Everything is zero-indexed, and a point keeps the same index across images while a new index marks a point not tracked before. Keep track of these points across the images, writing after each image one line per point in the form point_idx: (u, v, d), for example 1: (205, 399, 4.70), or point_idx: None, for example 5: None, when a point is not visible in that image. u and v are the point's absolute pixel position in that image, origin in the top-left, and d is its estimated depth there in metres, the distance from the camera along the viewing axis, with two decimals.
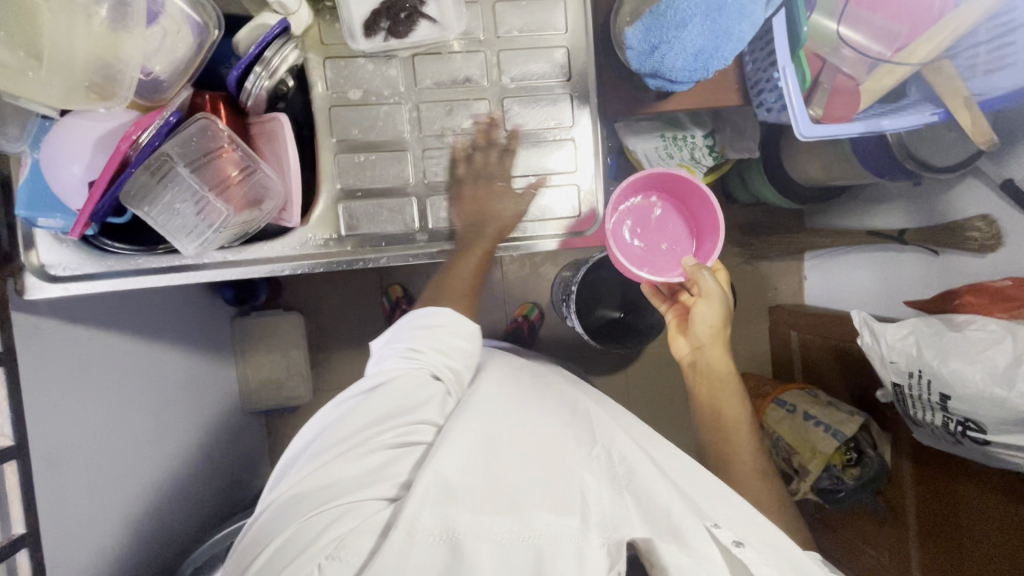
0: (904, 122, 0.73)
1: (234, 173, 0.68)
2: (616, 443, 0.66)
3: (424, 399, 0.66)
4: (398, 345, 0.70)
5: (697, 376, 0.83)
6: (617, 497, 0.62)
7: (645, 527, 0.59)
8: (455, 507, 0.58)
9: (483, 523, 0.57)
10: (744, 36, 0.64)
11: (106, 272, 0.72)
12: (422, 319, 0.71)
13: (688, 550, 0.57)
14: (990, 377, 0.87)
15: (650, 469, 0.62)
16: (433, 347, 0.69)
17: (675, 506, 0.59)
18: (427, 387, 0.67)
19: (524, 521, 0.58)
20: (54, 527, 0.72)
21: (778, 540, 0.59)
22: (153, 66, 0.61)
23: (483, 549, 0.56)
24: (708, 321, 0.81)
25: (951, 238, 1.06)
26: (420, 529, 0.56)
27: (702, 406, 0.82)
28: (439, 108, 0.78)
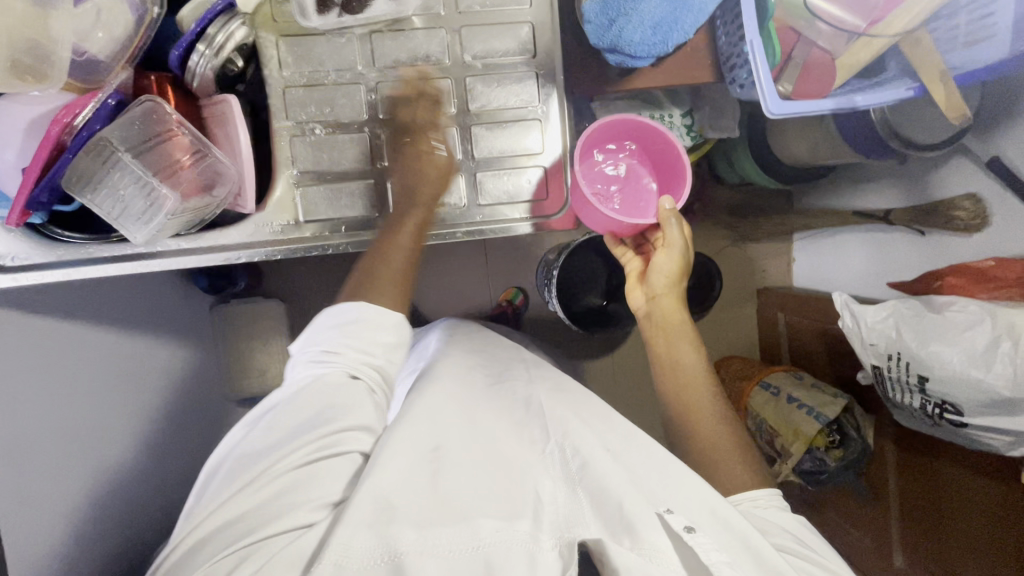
0: (877, 98, 0.70)
1: (184, 158, 0.66)
2: (571, 437, 0.69)
3: (343, 401, 0.63)
4: (313, 345, 0.67)
5: (653, 325, 0.85)
6: (572, 496, 0.64)
7: (599, 526, 0.60)
8: (391, 523, 0.57)
9: (427, 541, 0.56)
10: (705, 8, 0.61)
11: (58, 261, 0.70)
12: (341, 317, 0.67)
13: (638, 546, 0.58)
14: (968, 360, 0.86)
15: (603, 460, 0.64)
16: (353, 344, 0.66)
17: (626, 495, 0.60)
18: (353, 393, 0.64)
19: (471, 533, 0.57)
20: None
21: (728, 517, 0.59)
22: (87, 45, 0.58)
23: (427, 568, 0.55)
24: (664, 271, 0.84)
25: (935, 219, 1.05)
26: (355, 555, 0.54)
27: (659, 357, 0.83)
28: (399, 88, 0.75)
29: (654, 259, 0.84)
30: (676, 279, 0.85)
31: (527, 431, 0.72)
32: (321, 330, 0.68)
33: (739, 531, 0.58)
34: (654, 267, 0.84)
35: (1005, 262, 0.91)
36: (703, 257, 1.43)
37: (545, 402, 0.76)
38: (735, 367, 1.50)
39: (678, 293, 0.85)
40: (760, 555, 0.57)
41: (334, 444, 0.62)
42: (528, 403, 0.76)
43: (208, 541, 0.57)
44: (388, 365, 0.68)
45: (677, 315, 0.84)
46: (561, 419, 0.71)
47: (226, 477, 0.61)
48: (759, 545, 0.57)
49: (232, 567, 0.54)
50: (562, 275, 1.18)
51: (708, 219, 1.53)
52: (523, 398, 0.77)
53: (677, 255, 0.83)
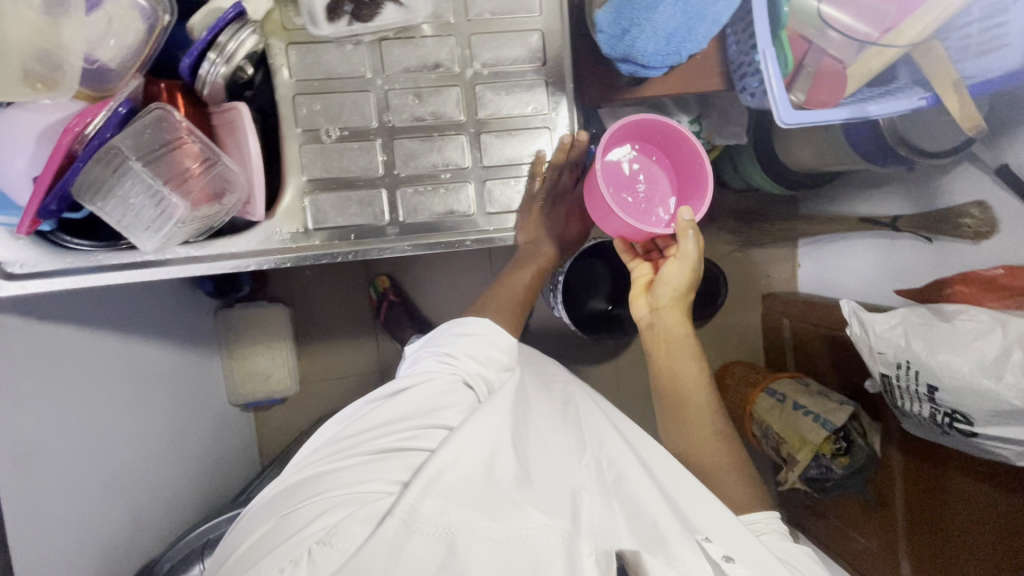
0: (891, 108, 0.69)
1: (194, 166, 0.66)
2: (612, 450, 0.71)
3: (441, 398, 0.71)
4: (433, 348, 0.76)
5: (654, 338, 0.79)
6: (608, 505, 0.65)
7: (634, 538, 0.61)
8: (451, 502, 0.60)
9: (479, 525, 0.59)
10: (719, 17, 0.61)
11: (68, 268, 0.70)
12: (463, 327, 0.77)
13: (674, 563, 0.59)
14: (979, 369, 0.85)
15: (638, 473, 0.67)
16: (467, 354, 0.74)
17: (662, 514, 0.62)
18: (457, 391, 0.71)
19: (522, 519, 0.60)
20: (24, 527, 0.72)
21: (763, 556, 0.59)
22: (98, 54, 0.58)
23: (478, 550, 0.57)
24: (673, 284, 0.78)
25: (945, 226, 1.04)
26: (420, 522, 0.58)
27: (660, 372, 0.79)
28: (409, 95, 0.75)
29: (664, 269, 0.78)
30: (683, 293, 0.79)
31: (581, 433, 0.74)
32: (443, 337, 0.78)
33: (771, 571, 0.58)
34: (663, 277, 0.77)
35: (1017, 271, 0.89)
36: (708, 263, 1.43)
37: (591, 405, 0.79)
38: (740, 373, 1.49)
39: (682, 306, 0.79)
40: None
41: (420, 436, 0.68)
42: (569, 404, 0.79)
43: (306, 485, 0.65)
44: (491, 380, 0.75)
45: (681, 330, 0.79)
46: (603, 432, 0.74)
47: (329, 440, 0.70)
48: None
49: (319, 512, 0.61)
50: (567, 281, 1.18)
51: (712, 224, 1.52)
52: (561, 396, 0.80)
53: (689, 268, 0.76)
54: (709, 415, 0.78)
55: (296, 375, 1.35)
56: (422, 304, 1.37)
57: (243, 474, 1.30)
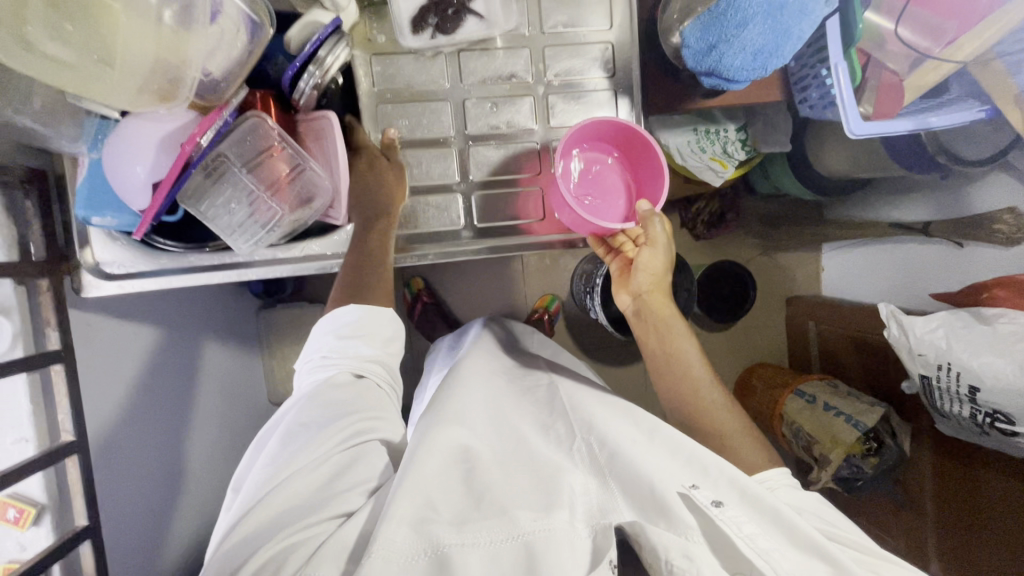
0: (952, 119, 0.73)
1: (286, 171, 0.69)
2: (595, 430, 0.70)
3: (355, 395, 0.65)
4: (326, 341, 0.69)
5: (645, 325, 0.83)
6: (603, 484, 0.65)
7: (632, 510, 0.61)
8: (433, 519, 0.58)
9: (466, 535, 0.58)
10: (803, 34, 0.64)
11: (160, 269, 0.73)
12: (341, 321, 0.70)
13: (677, 526, 0.59)
14: (1021, 371, 0.88)
15: (629, 447, 0.66)
16: (357, 347, 0.68)
17: (656, 474, 0.61)
18: (367, 390, 0.67)
19: (509, 526, 0.58)
20: (110, 518, 0.74)
21: (759, 498, 0.61)
22: (211, 66, 0.60)
23: (469, 561, 0.55)
24: (651, 269, 0.82)
25: (978, 231, 1.08)
26: (399, 548, 0.55)
27: (654, 353, 0.82)
28: (484, 105, 0.78)
29: (640, 257, 0.82)
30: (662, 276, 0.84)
31: (553, 430, 0.74)
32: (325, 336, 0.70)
33: (771, 509, 0.60)
34: (638, 264, 0.82)
35: None
36: (739, 267, 1.46)
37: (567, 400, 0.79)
38: (767, 373, 1.53)
39: (663, 288, 0.84)
40: (795, 529, 0.59)
41: (353, 436, 0.63)
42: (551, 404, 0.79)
43: (248, 541, 0.55)
44: (389, 361, 0.71)
45: (665, 309, 0.83)
46: (587, 415, 0.74)
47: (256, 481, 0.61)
48: (788, 516, 0.60)
49: (278, 563, 0.53)
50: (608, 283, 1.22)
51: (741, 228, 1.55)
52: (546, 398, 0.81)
53: (664, 252, 0.81)
54: (706, 385, 0.80)
55: None
56: (461, 306, 1.40)
57: None
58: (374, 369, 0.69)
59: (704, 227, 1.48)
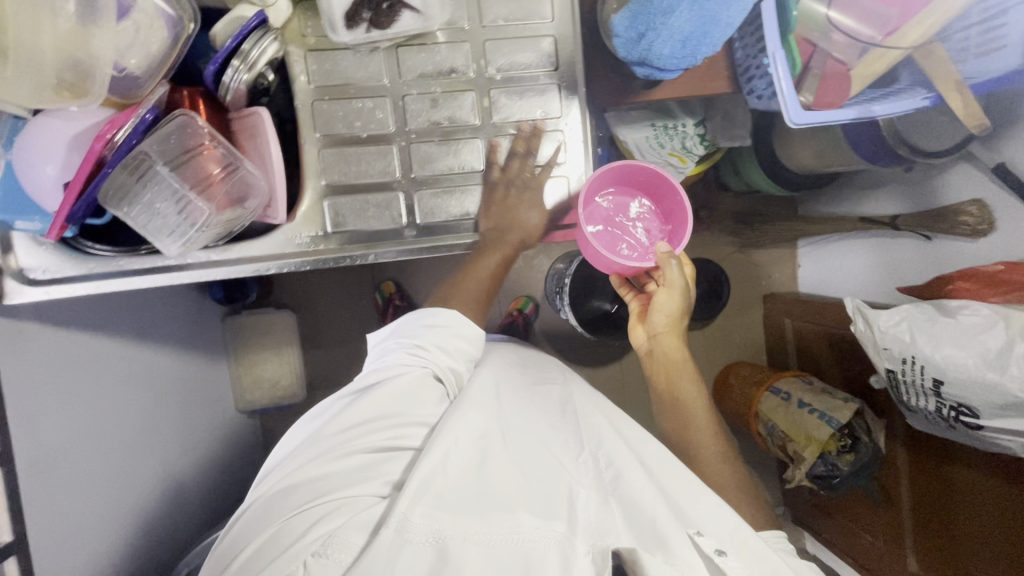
0: (895, 107, 0.72)
1: (216, 170, 0.67)
2: (605, 448, 0.69)
3: (421, 394, 0.70)
4: (404, 339, 0.74)
5: (654, 365, 0.84)
6: (605, 505, 0.63)
7: (632, 537, 0.60)
8: (442, 509, 0.59)
9: (470, 528, 0.59)
10: (733, 21, 0.63)
11: (88, 274, 0.71)
12: (432, 318, 0.76)
13: (674, 561, 0.58)
14: (984, 363, 0.87)
15: (637, 476, 0.65)
16: (439, 346, 0.74)
17: (660, 511, 0.61)
18: (428, 387, 0.71)
19: (513, 524, 0.60)
20: (41, 532, 0.71)
21: (757, 550, 0.59)
22: (126, 62, 0.59)
23: (469, 553, 0.57)
24: (665, 311, 0.81)
25: (944, 224, 1.06)
26: (411, 529, 0.57)
27: (662, 397, 0.83)
28: (424, 100, 0.76)
29: (655, 300, 0.81)
30: (676, 318, 0.82)
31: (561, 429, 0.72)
32: (413, 327, 0.76)
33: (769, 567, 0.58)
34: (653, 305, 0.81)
35: (1016, 267, 0.92)
36: (712, 264, 1.45)
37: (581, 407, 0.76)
38: (744, 372, 1.51)
39: (678, 331, 0.83)
40: None
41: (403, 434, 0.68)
42: (562, 407, 0.76)
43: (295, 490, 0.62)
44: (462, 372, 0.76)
45: (679, 353, 0.83)
46: (596, 427, 0.72)
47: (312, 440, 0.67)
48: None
49: (307, 521, 0.58)
50: (575, 283, 1.20)
51: (714, 227, 1.54)
52: (556, 395, 0.78)
53: (679, 295, 0.79)
54: (709, 436, 0.79)
55: (304, 382, 1.34)
56: None
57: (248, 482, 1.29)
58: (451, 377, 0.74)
59: None
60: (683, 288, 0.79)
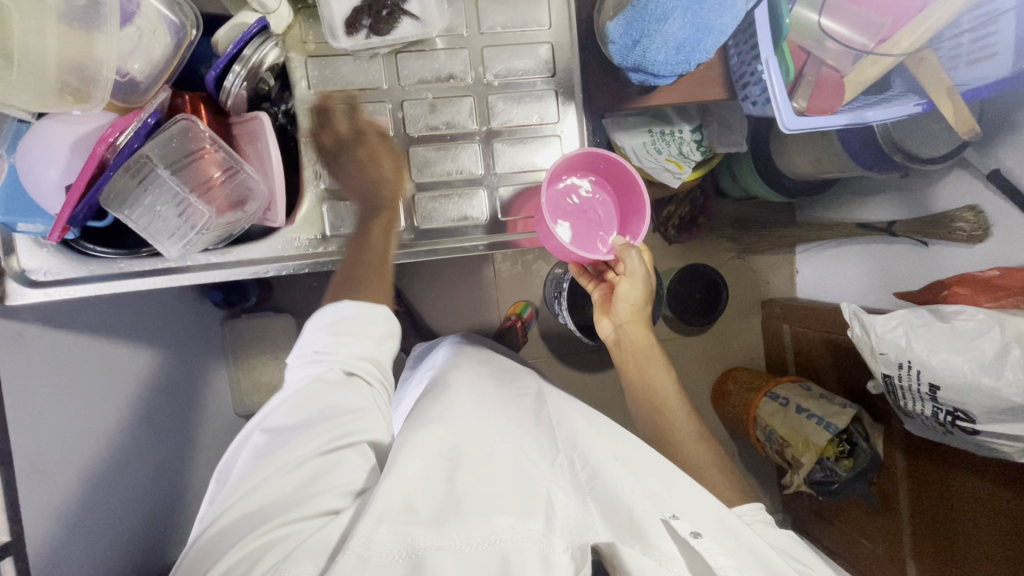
0: (887, 114, 0.73)
1: (217, 174, 0.68)
2: (581, 449, 0.69)
3: (343, 402, 0.61)
4: (303, 352, 0.65)
5: (622, 354, 0.85)
6: (584, 506, 0.63)
7: (609, 530, 0.59)
8: (409, 520, 0.56)
9: (443, 538, 0.55)
10: (726, 28, 0.64)
11: (89, 275, 0.71)
12: (333, 316, 0.65)
13: (652, 550, 0.56)
14: (979, 367, 0.87)
15: (614, 469, 0.65)
16: (345, 340, 0.63)
17: (638, 503, 0.60)
18: (346, 388, 0.62)
19: (488, 527, 0.56)
20: (38, 533, 0.72)
21: (733, 529, 0.61)
22: (129, 66, 0.60)
23: (444, 565, 0.53)
24: (629, 300, 0.83)
25: (939, 229, 1.06)
26: (377, 547, 0.53)
27: (632, 385, 0.84)
28: (422, 106, 0.77)
29: (618, 290, 0.82)
30: (640, 305, 0.84)
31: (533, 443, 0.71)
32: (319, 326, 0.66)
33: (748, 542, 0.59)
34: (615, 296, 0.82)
35: (1011, 273, 0.92)
36: (710, 270, 1.46)
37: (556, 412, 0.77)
38: (742, 377, 1.51)
39: (643, 318, 0.85)
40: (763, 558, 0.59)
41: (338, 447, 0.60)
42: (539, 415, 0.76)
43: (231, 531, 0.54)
44: (383, 359, 0.66)
45: (645, 339, 0.85)
46: (571, 432, 0.72)
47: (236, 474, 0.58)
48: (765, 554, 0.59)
49: (251, 561, 0.51)
50: (573, 287, 1.21)
51: (712, 232, 1.55)
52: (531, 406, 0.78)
53: (641, 283, 0.80)
54: (682, 419, 0.81)
55: None
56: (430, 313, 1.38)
57: None
58: (366, 368, 0.63)
59: (675, 230, 1.47)
60: (645, 275, 0.81)
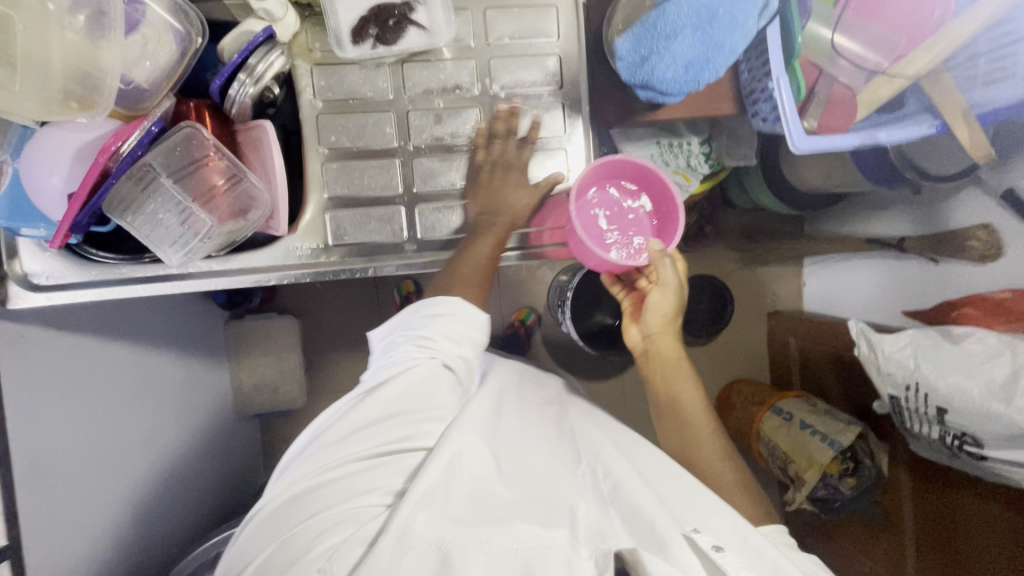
0: (901, 134, 0.72)
1: (220, 182, 0.68)
2: (602, 461, 0.70)
3: (433, 390, 0.64)
4: (408, 333, 0.67)
5: (650, 365, 0.83)
6: (605, 513, 0.63)
7: (631, 538, 0.60)
8: (441, 511, 0.57)
9: (472, 534, 0.56)
10: (736, 48, 0.63)
11: (91, 281, 0.72)
12: (434, 308, 0.68)
13: (673, 564, 0.57)
14: (989, 392, 0.85)
15: (636, 482, 0.65)
16: (447, 336, 0.67)
17: (659, 516, 0.61)
18: (437, 381, 0.64)
19: (511, 536, 0.57)
20: (36, 536, 0.72)
21: (760, 548, 0.59)
22: (133, 74, 0.60)
23: (470, 561, 0.54)
24: (661, 311, 0.82)
25: (951, 247, 1.04)
26: (414, 535, 0.54)
27: (659, 399, 0.82)
28: (428, 116, 0.77)
29: (649, 299, 0.81)
30: (672, 316, 0.83)
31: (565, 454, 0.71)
32: (416, 317, 0.69)
33: (771, 564, 0.58)
34: (647, 305, 0.81)
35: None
36: (717, 281, 1.44)
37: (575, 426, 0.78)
38: (746, 391, 1.49)
39: (674, 330, 0.83)
40: None
41: (407, 440, 0.62)
42: (559, 424, 0.77)
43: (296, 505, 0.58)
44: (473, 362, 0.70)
45: (674, 350, 0.83)
46: (596, 447, 0.73)
47: (307, 451, 0.62)
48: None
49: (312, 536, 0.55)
50: (577, 297, 1.20)
51: (719, 243, 1.53)
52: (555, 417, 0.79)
53: (673, 293, 0.80)
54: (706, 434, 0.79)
55: (303, 389, 1.33)
56: None
57: (247, 487, 1.29)
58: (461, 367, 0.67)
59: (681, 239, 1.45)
60: (677, 285, 0.80)
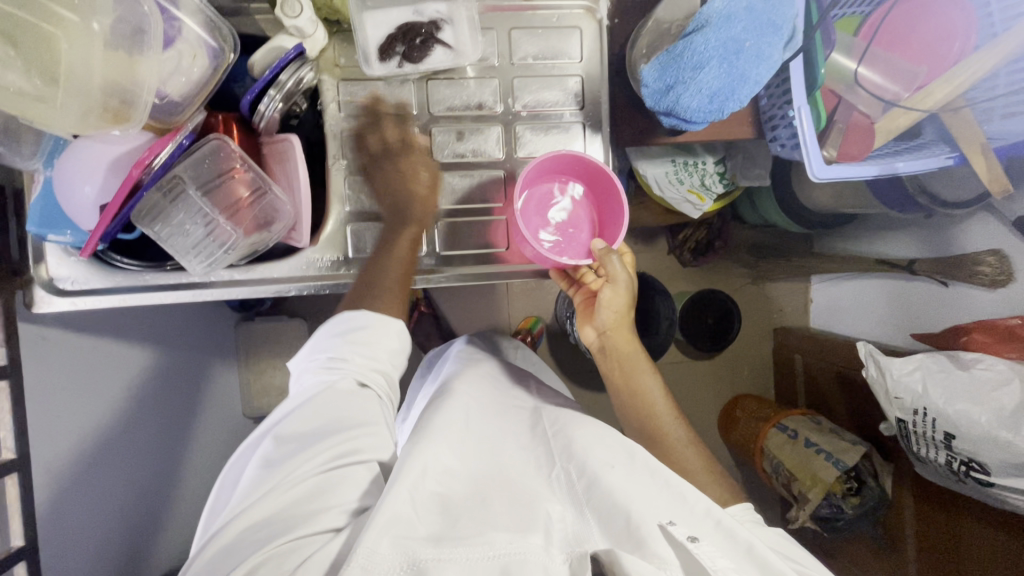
0: (918, 165, 0.73)
1: (245, 194, 0.68)
2: (577, 458, 0.65)
3: (361, 405, 0.60)
4: (318, 355, 0.63)
5: (608, 361, 0.83)
6: (581, 517, 0.58)
7: (607, 539, 0.55)
8: (409, 533, 0.52)
9: (445, 550, 0.51)
10: (760, 79, 0.65)
11: (114, 286, 0.72)
12: (348, 323, 0.65)
13: (650, 557, 0.51)
14: (997, 421, 0.85)
15: (614, 478, 0.60)
16: (361, 350, 0.63)
17: (634, 506, 0.56)
18: (358, 396, 0.61)
19: (486, 546, 0.52)
20: (49, 537, 0.73)
21: (731, 529, 0.55)
22: (168, 89, 0.62)
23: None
24: (614, 308, 0.81)
25: (960, 272, 1.05)
26: (379, 560, 0.49)
27: (621, 392, 0.82)
28: (450, 132, 0.78)
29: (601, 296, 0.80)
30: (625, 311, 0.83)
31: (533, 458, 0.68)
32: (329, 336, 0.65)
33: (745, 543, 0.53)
34: (600, 303, 0.80)
35: None
36: (725, 296, 1.44)
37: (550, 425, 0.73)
38: (749, 407, 1.48)
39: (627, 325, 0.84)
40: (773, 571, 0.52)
41: (347, 457, 0.58)
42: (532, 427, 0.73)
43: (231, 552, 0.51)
44: (396, 372, 0.66)
45: (629, 344, 0.83)
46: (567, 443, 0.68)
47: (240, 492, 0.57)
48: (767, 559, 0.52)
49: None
50: None
51: (728, 258, 1.53)
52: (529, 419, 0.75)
53: (624, 288, 0.80)
54: (669, 422, 0.78)
55: None
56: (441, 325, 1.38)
57: None
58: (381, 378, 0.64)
59: (691, 253, 1.45)
60: (627, 281, 0.80)
